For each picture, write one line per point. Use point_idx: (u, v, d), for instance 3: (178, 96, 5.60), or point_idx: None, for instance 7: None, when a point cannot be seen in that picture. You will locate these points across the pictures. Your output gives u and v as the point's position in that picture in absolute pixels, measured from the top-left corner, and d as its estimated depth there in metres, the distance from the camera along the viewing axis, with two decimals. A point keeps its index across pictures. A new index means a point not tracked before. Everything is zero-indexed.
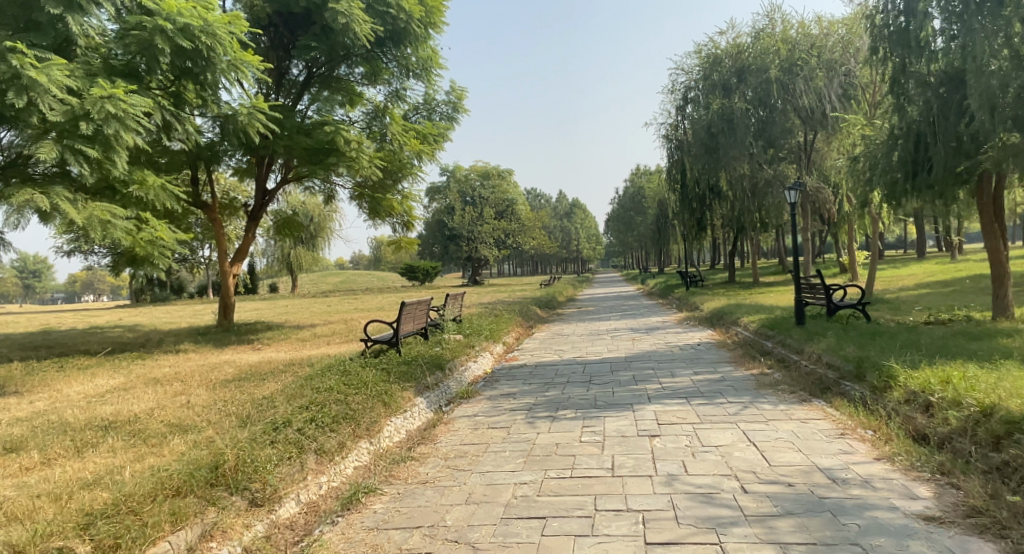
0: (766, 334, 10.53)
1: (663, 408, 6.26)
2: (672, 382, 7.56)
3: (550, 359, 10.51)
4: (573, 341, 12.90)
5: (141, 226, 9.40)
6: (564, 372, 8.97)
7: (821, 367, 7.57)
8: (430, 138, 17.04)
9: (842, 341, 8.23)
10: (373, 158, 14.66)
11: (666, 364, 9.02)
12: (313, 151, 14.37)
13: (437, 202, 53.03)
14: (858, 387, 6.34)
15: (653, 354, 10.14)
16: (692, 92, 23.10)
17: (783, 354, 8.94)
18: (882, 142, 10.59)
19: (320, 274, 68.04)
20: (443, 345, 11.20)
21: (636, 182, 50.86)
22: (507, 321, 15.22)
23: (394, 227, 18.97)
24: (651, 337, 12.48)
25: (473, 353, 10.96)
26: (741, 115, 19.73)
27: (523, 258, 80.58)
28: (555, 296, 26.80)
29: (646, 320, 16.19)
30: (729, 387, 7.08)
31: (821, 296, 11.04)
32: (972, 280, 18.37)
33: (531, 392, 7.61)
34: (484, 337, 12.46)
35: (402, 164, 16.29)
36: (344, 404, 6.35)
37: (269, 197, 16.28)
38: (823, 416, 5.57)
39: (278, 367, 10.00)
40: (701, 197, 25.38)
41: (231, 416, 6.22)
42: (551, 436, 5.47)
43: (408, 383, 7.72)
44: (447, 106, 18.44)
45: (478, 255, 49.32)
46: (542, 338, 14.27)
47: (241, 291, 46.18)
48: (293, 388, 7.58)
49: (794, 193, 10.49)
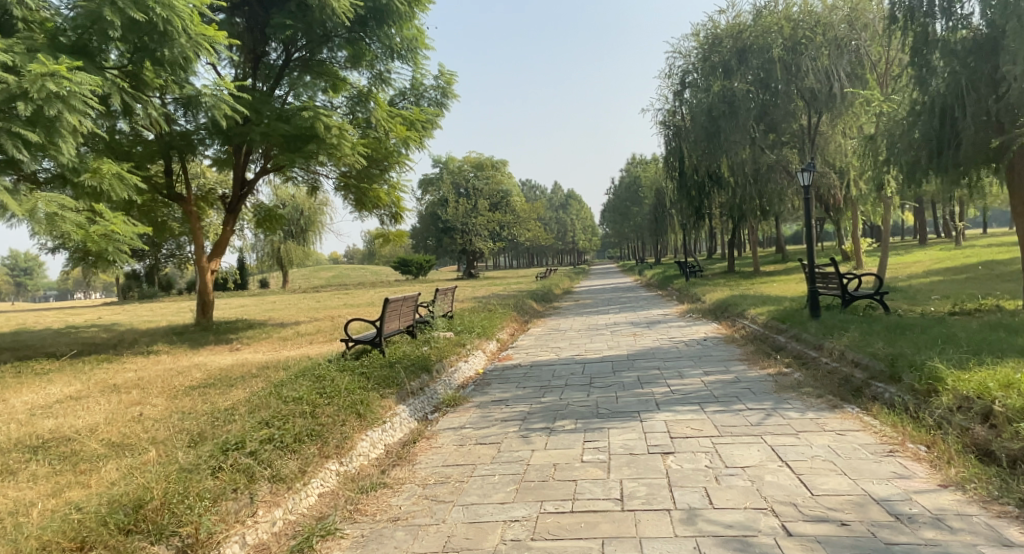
0: (778, 328, 9.79)
1: (674, 417, 5.48)
2: (682, 384, 6.79)
3: (546, 358, 9.74)
4: (570, 337, 12.11)
5: (95, 219, 8.58)
6: (561, 373, 8.20)
7: (846, 365, 6.82)
8: (418, 125, 16.21)
9: (867, 336, 7.47)
10: (356, 145, 13.80)
11: (673, 363, 8.24)
12: (292, 139, 13.52)
13: (430, 194, 52.13)
14: (895, 389, 5.58)
15: (657, 351, 9.37)
16: (690, 76, 22.35)
17: (800, 349, 8.19)
18: (901, 118, 9.87)
19: (313, 269, 67.17)
20: (431, 344, 10.41)
21: (632, 171, 50.07)
22: (501, 317, 14.45)
23: (382, 220, 18.15)
24: (654, 333, 11.72)
25: (463, 352, 10.19)
26: (742, 96, 18.98)
27: (519, 251, 79.86)
28: (551, 288, 26.06)
29: (647, 314, 15.41)
30: (746, 390, 6.32)
31: (836, 285, 10.28)
32: (984, 267, 17.72)
33: (525, 398, 6.84)
34: (476, 334, 11.68)
35: (388, 152, 15.44)
36: (313, 418, 5.59)
37: (249, 189, 15.46)
38: (861, 426, 4.82)
39: (252, 371, 9.21)
40: (700, 184, 24.61)
41: (181, 434, 5.45)
42: (547, 455, 4.70)
43: (389, 389, 6.93)
44: (436, 91, 17.62)
45: (473, 247, 48.57)
46: (538, 334, 13.49)
47: (231, 287, 45.25)
48: (260, 397, 6.80)
49: (808, 175, 9.70)
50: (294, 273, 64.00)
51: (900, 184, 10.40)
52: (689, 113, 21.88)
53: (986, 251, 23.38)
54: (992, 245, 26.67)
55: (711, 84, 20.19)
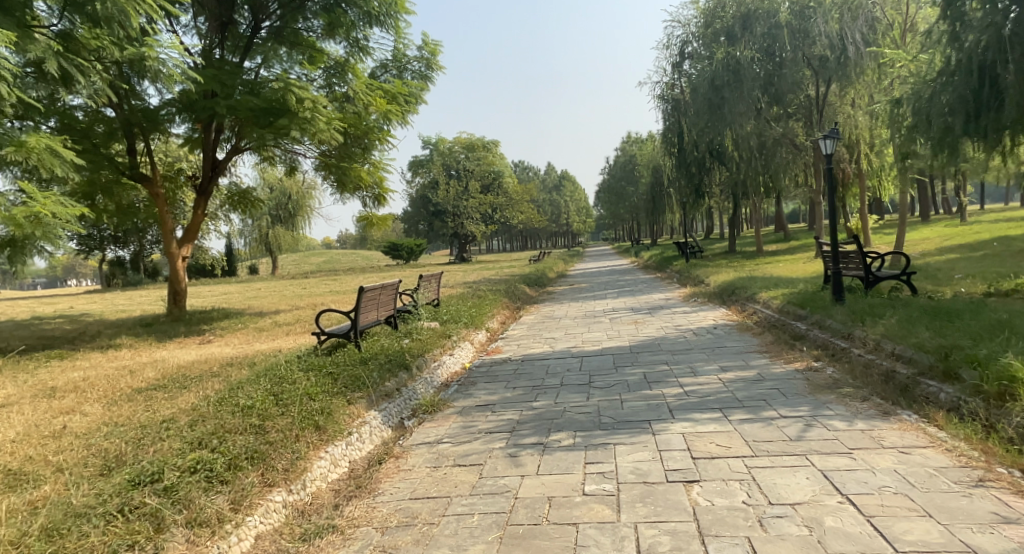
0: (796, 313, 8.86)
1: (694, 430, 4.55)
2: (697, 384, 5.85)
3: (540, 351, 8.78)
4: (566, 326, 11.12)
5: (24, 200, 7.52)
6: (556, 369, 7.25)
7: (886, 359, 5.90)
8: (400, 98, 15.15)
9: (905, 323, 6.58)
10: (332, 119, 12.67)
11: (682, 356, 7.31)
12: (261, 114, 12.41)
13: (421, 176, 50.78)
14: (956, 390, 4.67)
15: (663, 342, 8.44)
16: (689, 46, 21.39)
17: (825, 339, 7.28)
18: (932, 79, 8.91)
19: (303, 255, 65.84)
20: (413, 337, 9.41)
21: (627, 150, 49.07)
22: (492, 304, 13.52)
23: (365, 201, 17.07)
24: (657, 320, 10.76)
25: (448, 345, 9.26)
26: (747, 64, 17.93)
27: (512, 233, 78.92)
28: (546, 272, 24.98)
29: (647, 299, 14.43)
30: (773, 392, 5.38)
31: (859, 266, 9.34)
32: (1000, 243, 16.82)
33: (515, 402, 5.88)
34: (464, 325, 10.75)
35: (369, 128, 14.38)
36: (259, 433, 4.64)
37: (220, 169, 14.37)
38: (929, 442, 3.90)
39: (212, 369, 8.21)
40: (700, 161, 23.64)
41: (97, 456, 4.50)
42: (541, 484, 3.79)
43: (358, 393, 5.95)
44: (419, 63, 16.56)
45: (465, 230, 47.65)
46: (531, 322, 12.50)
47: (218, 274, 43.88)
48: (206, 404, 5.81)
49: (830, 142, 8.62)
50: (283, 259, 62.46)
51: (930, 155, 9.42)
52: (689, 85, 20.85)
53: (996, 227, 22.56)
54: (1000, 221, 25.80)
55: (713, 52, 19.12)
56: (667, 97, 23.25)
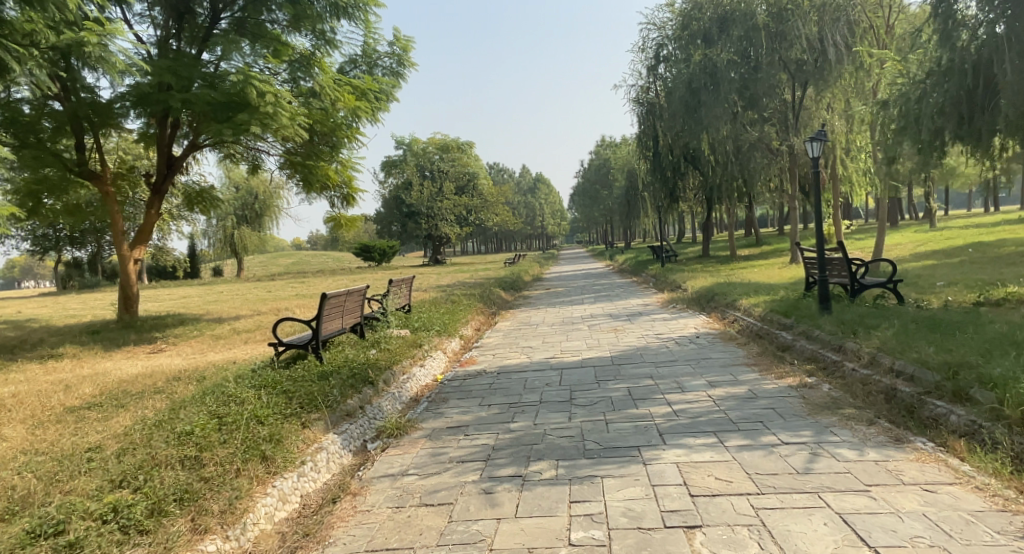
0: (781, 322, 8.49)
1: (689, 459, 4.06)
2: (687, 403, 5.38)
3: (515, 362, 8.25)
4: (542, 334, 10.60)
5: None
6: (534, 383, 6.73)
7: (885, 375, 5.52)
8: (370, 95, 14.54)
9: (902, 335, 6.22)
10: (296, 115, 11.99)
11: (666, 369, 6.86)
12: (219, 108, 11.70)
13: (394, 176, 50.01)
14: (970, 414, 4.28)
15: (646, 353, 7.99)
16: (665, 49, 21.16)
17: (816, 350, 6.90)
18: (924, 80, 8.62)
19: (272, 257, 64.41)
20: (380, 347, 8.81)
21: (601, 153, 48.98)
22: (465, 310, 12.98)
23: (333, 202, 16.40)
24: (637, 328, 10.32)
25: (417, 355, 8.70)
26: (724, 67, 17.69)
27: (486, 236, 78.45)
28: (520, 275, 24.50)
29: (625, 304, 14.00)
30: (770, 412, 4.94)
31: (843, 273, 9.02)
32: (973, 250, 16.81)
33: (490, 423, 5.34)
34: (435, 333, 10.19)
35: (336, 125, 13.77)
36: (195, 468, 4.08)
37: (176, 166, 13.60)
38: (955, 479, 3.49)
39: (157, 383, 7.53)
40: (676, 164, 23.42)
41: (0, 496, 3.86)
42: (520, 532, 3.28)
43: (314, 414, 5.40)
44: (391, 59, 16.02)
45: (438, 233, 46.97)
46: (506, 329, 11.97)
47: (181, 276, 42.48)
48: (142, 427, 5.19)
49: (817, 144, 8.22)
50: (250, 260, 61.01)
51: (918, 159, 9.18)
52: (666, 87, 20.57)
53: (966, 233, 22.76)
54: (969, 228, 26.04)
55: (690, 54, 18.88)
56: (643, 100, 22.96)
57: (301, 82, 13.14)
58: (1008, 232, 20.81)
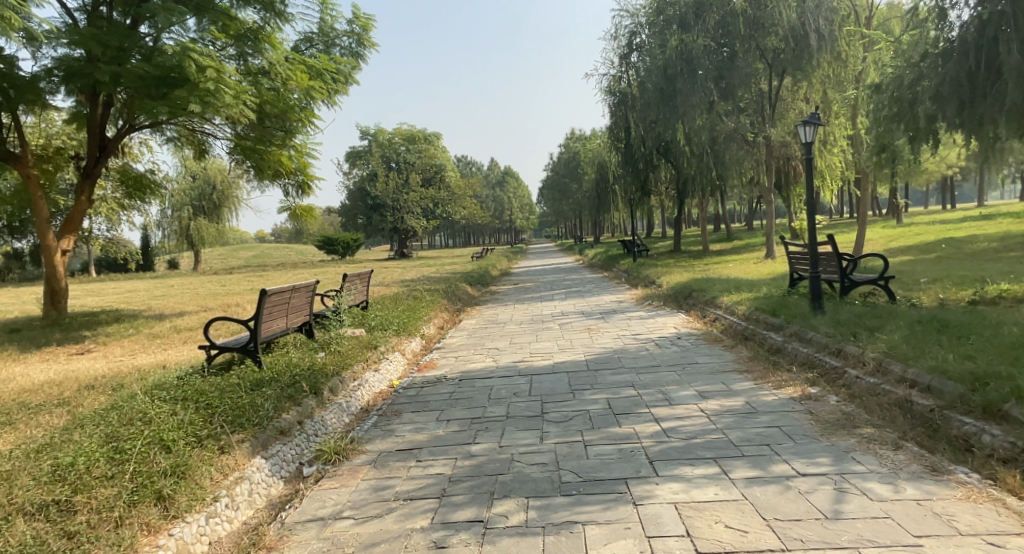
0: (768, 322, 7.87)
1: (691, 499, 3.32)
2: (677, 420, 4.65)
3: (479, 367, 7.44)
4: (510, 334, 9.81)
5: None
6: (501, 393, 5.94)
7: (898, 385, 4.87)
8: (326, 75, 13.53)
9: (910, 338, 5.60)
10: (241, 93, 10.90)
11: (649, 377, 6.15)
12: (153, 84, 10.60)
13: (359, 167, 48.71)
14: (1014, 436, 3.62)
15: (624, 357, 7.25)
16: (638, 38, 20.56)
17: (812, 355, 6.27)
18: (920, 62, 8.10)
19: (232, 250, 62.17)
20: (329, 350, 7.91)
21: (571, 147, 48.44)
22: (428, 307, 12.14)
23: (287, 190, 15.33)
24: (612, 328, 9.59)
25: (371, 359, 7.82)
26: (700, 53, 17.06)
27: (454, 230, 77.42)
28: (488, 269, 23.66)
29: (597, 301, 13.30)
30: (775, 432, 4.24)
31: (832, 269, 8.44)
32: (946, 245, 16.61)
33: (449, 445, 4.51)
34: (393, 334, 9.32)
35: (289, 107, 12.70)
36: (59, 520, 3.29)
37: (109, 149, 12.45)
38: (1021, 531, 2.81)
39: (63, 393, 6.51)
40: (648, 156, 22.84)
41: None
42: None
43: (237, 435, 4.52)
44: (349, 38, 15.12)
45: (405, 225, 45.85)
46: (471, 328, 11.15)
47: (133, 269, 40.60)
48: (17, 453, 4.25)
49: (810, 129, 7.55)
50: (208, 252, 58.96)
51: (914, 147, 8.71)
52: (640, 76, 19.92)
53: (936, 229, 22.70)
54: (932, 224, 26.23)
55: (665, 40, 18.19)
56: (614, 90, 22.29)
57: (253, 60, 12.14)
58: (979, 228, 20.73)
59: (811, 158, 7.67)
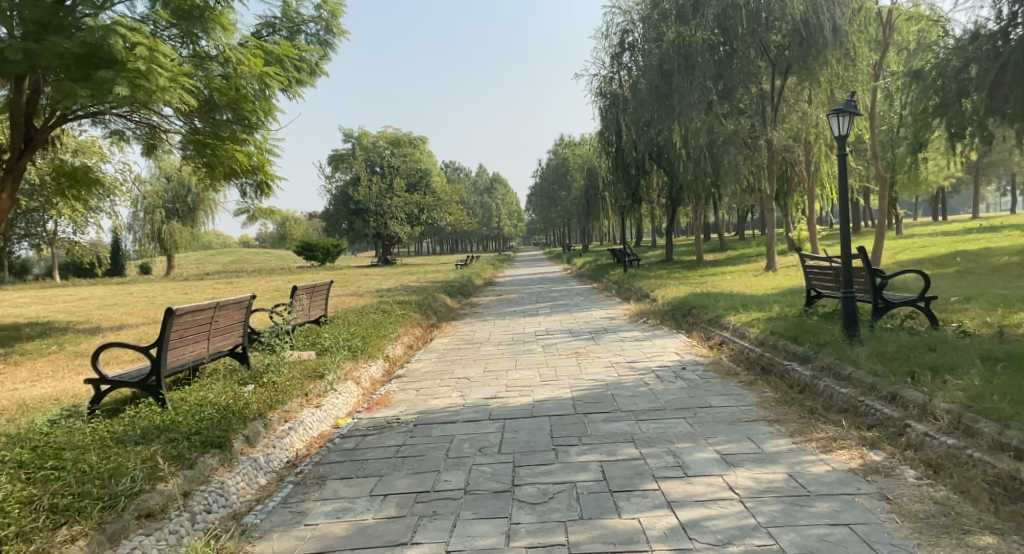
0: (791, 350, 6.56)
1: None
2: (701, 507, 3.32)
3: (442, 404, 6.05)
4: (484, 359, 8.42)
5: None
6: (462, 450, 4.57)
7: (998, 455, 3.58)
8: (287, 63, 12.20)
9: (996, 387, 4.33)
10: (180, 75, 9.53)
11: (652, 428, 4.81)
12: (74, 63, 9.12)
13: (341, 171, 47.23)
14: None
15: (618, 395, 5.89)
16: (631, 36, 19.46)
17: (855, 399, 4.95)
18: (979, 43, 7.46)
19: (211, 254, 60.31)
20: (259, 382, 6.49)
21: (559, 153, 47.45)
22: (395, 323, 10.74)
23: (244, 190, 13.88)
24: (602, 353, 8.23)
25: (311, 392, 6.41)
26: (698, 49, 15.93)
27: (441, 236, 76.12)
28: (470, 279, 22.35)
29: (585, 318, 11.92)
30: (847, 537, 2.94)
31: (865, 288, 7.17)
32: (960, 258, 15.51)
33: (373, 549, 3.14)
34: (346, 357, 7.92)
35: (240, 96, 11.19)
36: None
37: (37, 142, 11.05)
38: None
39: None
40: (640, 161, 21.65)
41: None
42: None
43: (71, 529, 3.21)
44: (317, 25, 13.85)
45: (387, 232, 45.17)
46: (442, 349, 9.73)
47: (102, 273, 38.96)
48: None
49: (845, 119, 6.30)
50: (185, 257, 57.07)
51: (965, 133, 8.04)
52: (634, 75, 18.76)
53: (944, 241, 21.59)
54: (934, 236, 25.20)
55: (661, 34, 17.02)
56: (605, 91, 21.12)
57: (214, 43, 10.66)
58: (989, 240, 19.67)
59: (846, 155, 6.36)
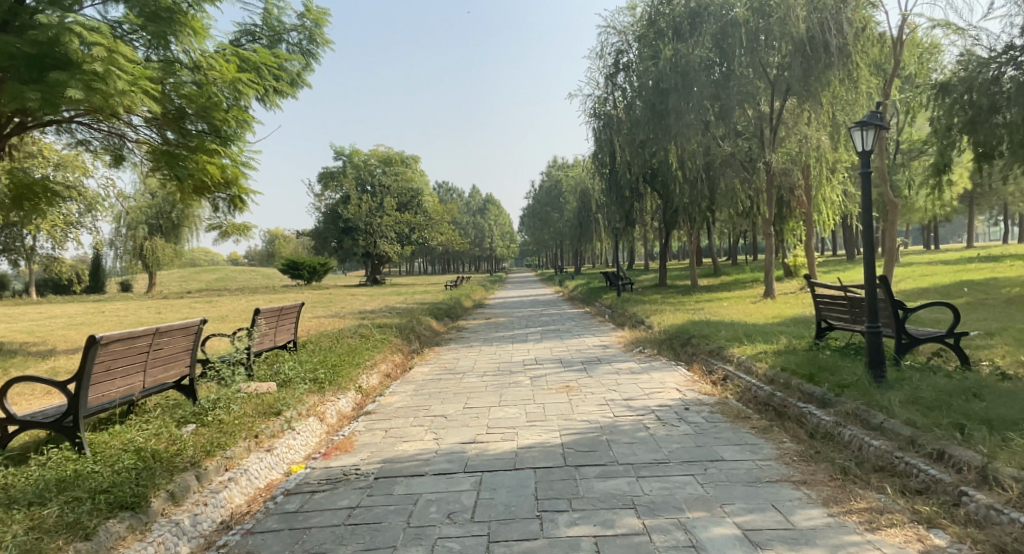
0: (808, 390, 5.81)
1: None
2: None
3: (411, 451, 5.24)
4: (465, 393, 7.62)
5: None
6: (426, 516, 3.77)
7: None
8: (264, 71, 11.50)
9: None
10: (142, 79, 8.62)
11: (656, 488, 4.05)
12: (25, 64, 8.33)
13: (331, 190, 46.57)
14: None
15: (614, 442, 5.12)
16: (626, 56, 19.00)
17: (892, 454, 4.23)
18: None
19: (196, 271, 59.17)
20: (203, 420, 5.66)
21: (553, 175, 47.06)
22: (371, 350, 9.90)
23: (216, 204, 13.10)
24: (595, 387, 7.44)
25: (262, 432, 5.59)
26: (696, 67, 15.43)
27: (432, 256, 75.37)
28: (458, 301, 21.53)
29: (576, 346, 11.11)
30: None
31: (888, 322, 6.48)
32: (968, 288, 14.92)
33: None
34: (308, 390, 7.08)
35: (212, 104, 10.41)
36: None
37: None
38: None
39: None
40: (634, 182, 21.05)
41: None
42: None
43: None
44: (300, 34, 13.23)
45: (377, 251, 43.96)
46: (420, 379, 8.90)
47: (80, 290, 37.88)
48: None
49: (870, 133, 5.65)
50: (168, 274, 55.92)
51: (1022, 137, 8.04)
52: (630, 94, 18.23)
53: (946, 270, 21.05)
54: (932, 265, 24.68)
55: (658, 51, 16.50)
56: (599, 112, 20.59)
57: (187, 51, 10.04)
58: (994, 270, 19.09)
59: (869, 173, 5.69)
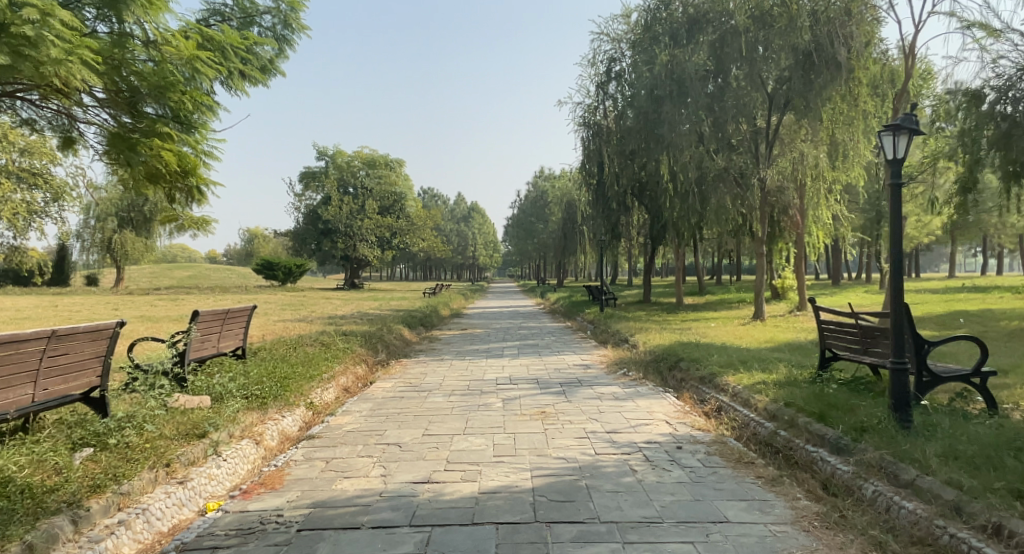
0: (820, 431, 5.01)
1: None
2: None
3: (351, 491, 4.36)
4: (428, 416, 6.74)
5: None
6: None
7: None
8: (232, 53, 10.53)
9: None
10: None
11: None
12: None
13: (312, 190, 45.53)
14: None
15: (594, 489, 4.27)
16: (618, 64, 18.34)
17: (934, 523, 3.43)
18: None
19: (170, 268, 57.47)
20: (106, 442, 4.72)
21: (539, 186, 46.44)
22: (330, 361, 8.95)
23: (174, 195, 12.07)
24: (575, 415, 6.60)
25: (176, 459, 4.66)
26: (693, 75, 14.76)
27: (414, 263, 74.26)
28: (435, 310, 20.61)
29: (555, 365, 10.26)
30: None
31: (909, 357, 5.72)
32: (963, 319, 14.33)
33: None
34: (246, 408, 6.12)
35: None
36: None
37: None
38: None
39: None
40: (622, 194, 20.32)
41: None
42: None
43: None
44: (274, 18, 12.31)
45: (356, 254, 42.84)
46: (380, 397, 7.99)
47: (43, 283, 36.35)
48: None
49: (903, 140, 4.91)
50: (140, 270, 54.27)
51: None
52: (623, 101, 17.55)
53: (937, 299, 20.53)
54: (921, 293, 24.23)
55: (653, 57, 15.78)
56: (589, 121, 19.91)
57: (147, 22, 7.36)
58: (987, 301, 18.58)
59: (899, 185, 4.96)
